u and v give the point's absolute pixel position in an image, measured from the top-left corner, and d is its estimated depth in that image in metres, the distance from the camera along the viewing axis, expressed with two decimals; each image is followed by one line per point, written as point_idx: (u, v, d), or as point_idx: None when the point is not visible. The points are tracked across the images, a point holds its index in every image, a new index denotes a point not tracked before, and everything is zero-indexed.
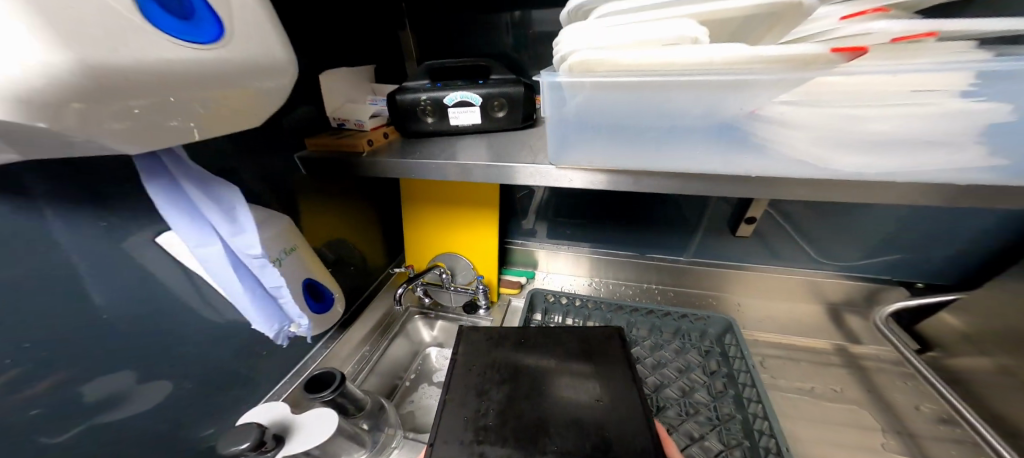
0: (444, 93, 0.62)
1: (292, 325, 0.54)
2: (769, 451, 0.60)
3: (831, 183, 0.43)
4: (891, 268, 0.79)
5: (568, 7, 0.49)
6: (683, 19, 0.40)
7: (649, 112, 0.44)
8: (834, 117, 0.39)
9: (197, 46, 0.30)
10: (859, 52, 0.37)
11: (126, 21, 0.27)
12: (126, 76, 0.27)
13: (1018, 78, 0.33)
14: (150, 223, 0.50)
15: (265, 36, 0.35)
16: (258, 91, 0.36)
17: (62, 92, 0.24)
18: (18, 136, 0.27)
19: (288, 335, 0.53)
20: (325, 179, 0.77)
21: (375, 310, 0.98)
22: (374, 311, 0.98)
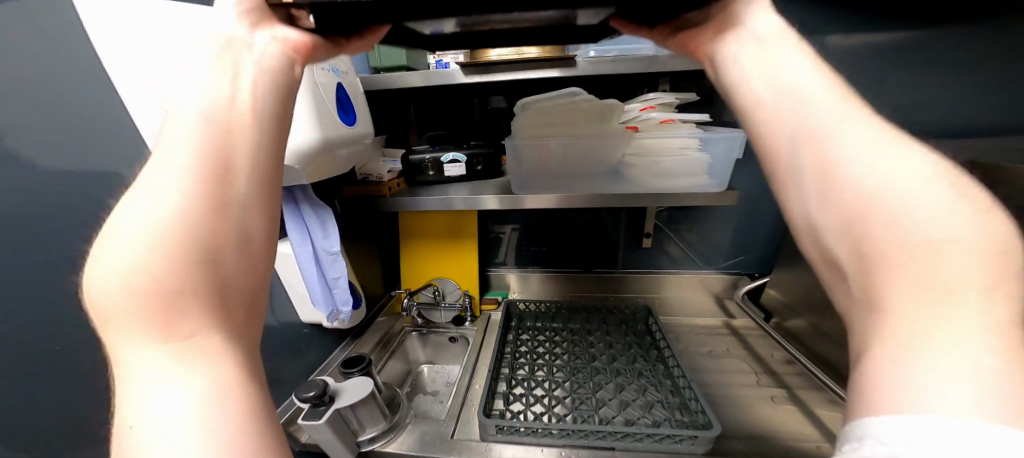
0: (440, 154, 0.96)
1: (337, 311, 0.83)
2: (685, 385, 0.89)
3: (663, 197, 0.75)
4: (743, 265, 1.19)
5: (518, 105, 0.83)
6: (569, 112, 0.74)
7: (564, 160, 0.78)
8: (651, 161, 0.74)
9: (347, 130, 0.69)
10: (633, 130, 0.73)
11: (328, 123, 0.64)
12: (327, 147, 0.64)
13: (714, 142, 0.70)
14: None
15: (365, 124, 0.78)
16: (350, 153, 0.74)
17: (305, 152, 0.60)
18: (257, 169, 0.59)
19: (336, 317, 0.82)
20: (348, 220, 1.08)
21: (375, 332, 1.21)
22: (374, 333, 1.21)
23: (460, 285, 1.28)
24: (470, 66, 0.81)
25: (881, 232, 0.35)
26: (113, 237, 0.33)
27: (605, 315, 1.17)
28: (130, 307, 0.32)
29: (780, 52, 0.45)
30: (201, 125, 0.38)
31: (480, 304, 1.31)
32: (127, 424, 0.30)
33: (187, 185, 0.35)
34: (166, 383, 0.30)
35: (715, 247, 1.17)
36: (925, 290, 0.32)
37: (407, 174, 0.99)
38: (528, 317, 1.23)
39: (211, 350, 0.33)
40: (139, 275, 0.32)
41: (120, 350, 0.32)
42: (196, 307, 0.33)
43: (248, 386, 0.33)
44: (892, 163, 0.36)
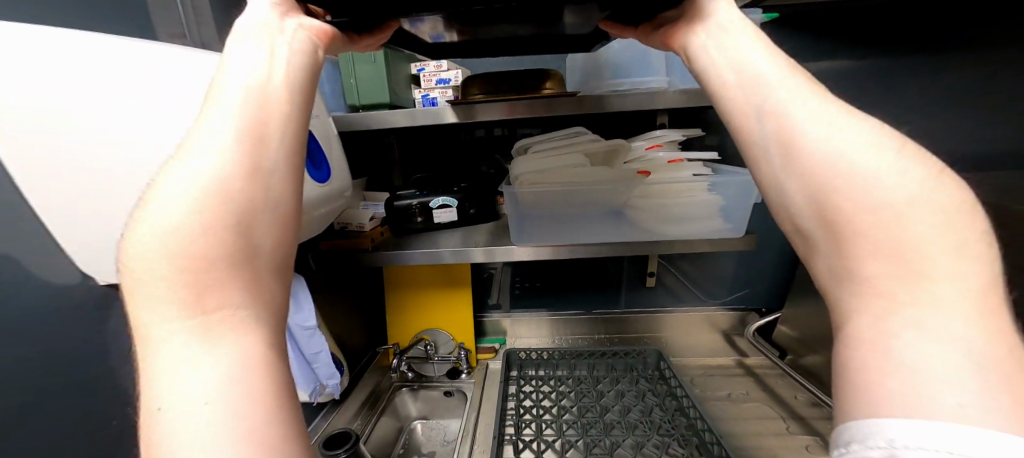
0: (430, 199, 0.88)
1: (321, 386, 0.75)
2: (713, 440, 0.81)
3: (676, 242, 0.71)
4: (747, 300, 1.15)
5: (516, 147, 0.78)
6: (572, 156, 0.70)
7: (567, 208, 0.71)
8: (661, 206, 0.68)
9: (317, 185, 0.62)
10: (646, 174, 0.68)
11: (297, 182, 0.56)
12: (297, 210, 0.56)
13: (728, 186, 0.67)
14: None
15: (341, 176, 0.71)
16: (325, 211, 0.66)
17: None
18: None
19: (318, 393, 0.74)
20: (322, 276, 0.97)
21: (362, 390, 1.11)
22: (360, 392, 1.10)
23: (454, 337, 1.19)
24: (461, 104, 0.75)
25: (850, 200, 0.36)
26: (154, 208, 0.35)
27: (613, 360, 1.09)
28: (173, 276, 0.33)
29: (738, 38, 0.47)
30: (240, 99, 0.39)
31: (476, 354, 1.21)
32: (156, 396, 0.31)
33: (229, 153, 0.37)
34: (202, 350, 0.31)
35: (718, 282, 1.13)
36: (902, 268, 0.33)
37: (394, 222, 0.90)
38: (530, 365, 1.12)
39: (239, 327, 0.33)
40: (178, 244, 0.33)
41: (152, 319, 0.32)
42: (233, 278, 0.34)
43: (271, 364, 0.34)
44: (846, 132, 0.38)
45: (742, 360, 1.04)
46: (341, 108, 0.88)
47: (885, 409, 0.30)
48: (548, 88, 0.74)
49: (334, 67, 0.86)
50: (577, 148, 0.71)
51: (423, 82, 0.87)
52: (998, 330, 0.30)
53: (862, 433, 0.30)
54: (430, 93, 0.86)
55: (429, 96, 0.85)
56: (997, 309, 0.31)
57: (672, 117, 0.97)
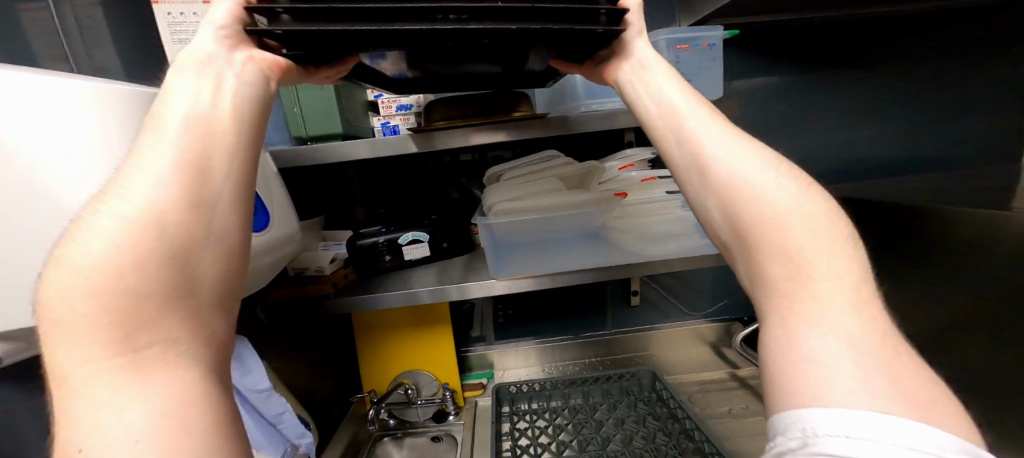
0: (398, 235, 0.81)
1: (293, 446, 0.66)
2: None
3: (663, 262, 0.67)
4: (731, 310, 1.13)
5: (488, 173, 0.73)
6: (546, 180, 0.66)
7: (544, 235, 0.66)
8: (641, 224, 0.65)
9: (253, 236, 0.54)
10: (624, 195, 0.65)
11: None
12: None
13: None
14: None
15: (287, 220, 0.63)
16: (268, 265, 0.59)
17: None
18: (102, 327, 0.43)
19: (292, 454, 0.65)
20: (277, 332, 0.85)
21: (340, 439, 1.00)
22: (339, 442, 1.00)
23: (437, 377, 1.09)
24: (426, 132, 0.70)
25: (753, 214, 0.40)
26: (75, 231, 0.28)
27: (607, 384, 1.03)
28: (92, 314, 0.26)
29: (654, 74, 0.51)
30: (181, 124, 0.33)
31: (462, 392, 1.12)
32: (72, 449, 0.24)
33: (163, 177, 0.30)
34: (132, 396, 0.25)
35: (702, 293, 1.12)
36: (793, 271, 0.37)
37: (358, 262, 0.82)
38: (522, 399, 1.05)
39: (175, 369, 0.27)
40: (97, 278, 0.26)
41: (65, 366, 0.25)
42: (172, 315, 0.28)
43: (212, 408, 0.27)
44: (741, 158, 0.43)
45: (736, 372, 1.02)
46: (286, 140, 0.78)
47: (800, 398, 0.33)
48: (521, 110, 0.69)
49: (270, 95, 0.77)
50: (549, 172, 0.68)
51: (382, 109, 0.81)
52: (869, 323, 0.34)
53: (783, 425, 0.33)
54: (390, 120, 0.81)
55: (390, 124, 0.80)
56: (867, 302, 0.35)
57: (641, 134, 0.96)
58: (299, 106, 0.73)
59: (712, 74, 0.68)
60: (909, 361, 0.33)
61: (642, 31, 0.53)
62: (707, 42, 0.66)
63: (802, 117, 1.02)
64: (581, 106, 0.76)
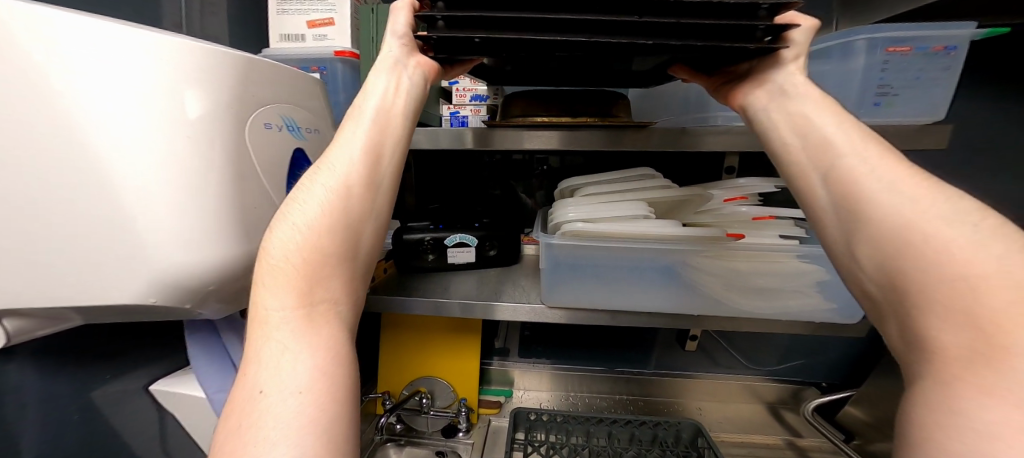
0: (444, 235, 0.72)
1: None
2: None
3: (746, 319, 0.59)
4: (800, 371, 1.02)
5: (562, 186, 0.63)
6: (637, 203, 0.57)
7: (618, 266, 0.57)
8: (735, 272, 0.56)
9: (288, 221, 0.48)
10: (739, 236, 0.56)
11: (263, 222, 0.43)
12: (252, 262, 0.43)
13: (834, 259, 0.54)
14: (111, 378, 0.51)
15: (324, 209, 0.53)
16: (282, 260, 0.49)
17: (205, 281, 0.38)
18: (134, 314, 0.38)
19: None
20: None
21: None
22: None
23: (456, 389, 1.00)
24: (495, 127, 0.63)
25: (930, 267, 0.31)
26: (290, 207, 0.39)
27: (640, 430, 0.93)
28: (298, 274, 0.37)
29: (803, 101, 0.42)
30: (371, 115, 0.43)
31: (478, 409, 1.03)
32: (256, 385, 0.33)
33: (350, 170, 0.40)
34: (300, 348, 0.35)
35: (769, 348, 1.02)
36: (987, 347, 0.28)
37: (400, 257, 0.73)
38: (540, 428, 0.96)
39: (328, 329, 0.37)
40: (302, 245, 0.37)
41: (272, 308, 0.36)
42: (336, 281, 0.38)
43: (342, 366, 0.36)
44: (920, 201, 0.33)
45: (794, 440, 0.91)
46: None
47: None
48: (617, 115, 0.62)
49: (351, 74, 0.64)
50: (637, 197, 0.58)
51: (454, 97, 0.75)
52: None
53: None
54: (460, 111, 0.75)
55: (459, 113, 0.74)
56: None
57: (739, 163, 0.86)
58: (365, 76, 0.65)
59: (935, 88, 0.59)
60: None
61: (801, 58, 0.44)
62: (943, 44, 0.57)
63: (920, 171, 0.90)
64: (711, 117, 0.66)
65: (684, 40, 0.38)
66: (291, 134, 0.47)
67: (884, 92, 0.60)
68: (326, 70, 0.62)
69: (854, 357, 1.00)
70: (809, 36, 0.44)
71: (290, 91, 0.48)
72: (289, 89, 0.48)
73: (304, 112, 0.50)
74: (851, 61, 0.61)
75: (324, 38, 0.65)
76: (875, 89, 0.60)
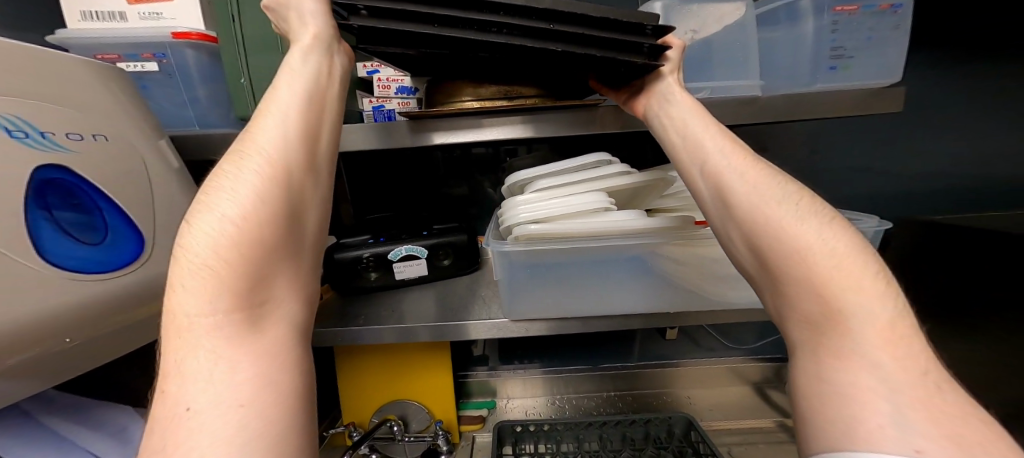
0: (387, 249, 0.63)
1: None
2: None
3: (722, 309, 0.55)
4: (780, 347, 1.01)
5: (507, 181, 0.54)
6: (596, 194, 0.49)
7: (583, 265, 0.51)
8: (709, 259, 0.51)
9: (75, 274, 0.38)
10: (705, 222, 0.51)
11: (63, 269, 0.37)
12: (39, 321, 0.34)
13: None
14: None
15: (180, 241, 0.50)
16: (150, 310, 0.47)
17: None
18: None
19: None
20: None
21: None
22: None
23: (432, 411, 0.91)
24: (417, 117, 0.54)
25: (778, 244, 0.33)
26: (210, 191, 0.31)
27: (631, 429, 0.88)
28: (228, 264, 0.28)
29: (675, 105, 0.45)
30: (301, 88, 0.37)
31: (459, 427, 0.94)
32: (182, 406, 0.25)
33: (287, 144, 0.34)
34: (242, 357, 0.27)
35: (748, 326, 0.99)
36: (826, 311, 0.31)
37: (338, 279, 0.64)
38: (528, 439, 0.88)
39: (274, 328, 0.30)
40: (232, 229, 0.29)
41: (198, 313, 0.28)
42: (280, 271, 0.31)
43: (296, 369, 0.30)
44: (766, 181, 0.36)
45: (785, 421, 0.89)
46: (228, 122, 0.61)
47: (843, 442, 0.27)
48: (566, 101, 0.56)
49: (206, 59, 0.58)
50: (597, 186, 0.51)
51: (376, 89, 0.65)
52: (913, 364, 0.29)
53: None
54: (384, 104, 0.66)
55: (385, 107, 0.64)
56: (919, 354, 0.29)
57: None
58: (247, 78, 0.55)
59: (888, 48, 0.55)
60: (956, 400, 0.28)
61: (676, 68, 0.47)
62: (889, 2, 0.54)
63: (879, 130, 0.88)
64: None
65: (585, 50, 0.40)
66: (21, 140, 0.36)
67: (838, 55, 0.56)
68: (163, 58, 0.55)
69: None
70: (681, 53, 0.47)
71: (32, 87, 0.38)
72: (31, 85, 0.38)
73: (64, 115, 0.41)
74: (800, 25, 0.57)
75: (159, 16, 0.56)
76: (829, 50, 0.55)
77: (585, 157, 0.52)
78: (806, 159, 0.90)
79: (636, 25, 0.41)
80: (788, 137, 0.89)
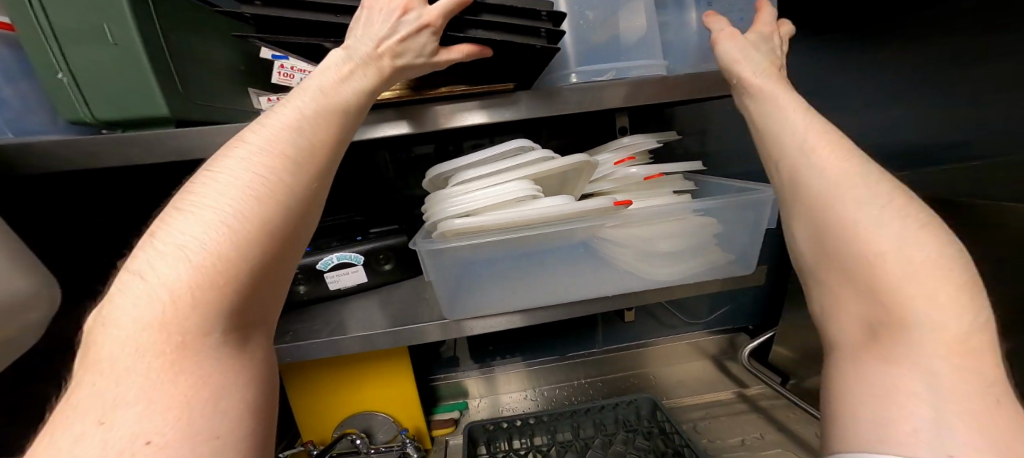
0: (318, 258, 0.59)
1: None
2: None
3: (661, 289, 0.55)
4: (732, 318, 1.04)
5: (428, 176, 0.51)
6: (522, 182, 0.46)
7: (517, 257, 0.50)
8: (641, 239, 0.51)
9: None
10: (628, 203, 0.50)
11: None
12: None
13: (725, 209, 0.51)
14: None
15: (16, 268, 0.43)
16: None
17: None
18: None
19: None
20: None
21: None
22: None
23: (398, 418, 0.86)
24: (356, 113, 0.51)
25: (855, 245, 0.34)
26: (200, 196, 0.28)
27: (602, 415, 0.87)
28: (221, 281, 0.26)
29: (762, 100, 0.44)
30: (321, 106, 0.35)
31: (430, 432, 0.90)
32: (145, 438, 0.22)
33: (307, 169, 0.32)
34: (219, 387, 0.26)
35: (703, 300, 1.02)
36: (888, 311, 0.32)
37: None
38: (500, 436, 0.85)
39: (252, 349, 0.29)
40: (246, 249, 0.27)
41: (180, 331, 0.25)
42: (272, 294, 0.31)
43: (268, 391, 0.30)
44: (837, 162, 0.37)
45: (744, 391, 0.90)
46: (65, 129, 0.53)
47: (870, 433, 0.30)
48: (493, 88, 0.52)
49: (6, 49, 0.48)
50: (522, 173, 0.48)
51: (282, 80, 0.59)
52: (972, 366, 0.29)
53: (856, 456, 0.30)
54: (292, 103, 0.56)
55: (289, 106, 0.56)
56: (981, 358, 0.29)
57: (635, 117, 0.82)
58: (71, 69, 0.45)
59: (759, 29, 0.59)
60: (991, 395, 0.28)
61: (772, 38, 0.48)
62: None
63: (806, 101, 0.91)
64: (571, 75, 0.54)
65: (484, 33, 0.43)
66: None
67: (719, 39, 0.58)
68: None
69: (770, 294, 1.03)
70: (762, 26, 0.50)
71: None
72: None
73: None
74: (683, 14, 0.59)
75: None
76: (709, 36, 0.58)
77: (505, 144, 0.49)
78: (743, 132, 0.92)
79: (530, 11, 0.43)
80: (721, 114, 0.90)
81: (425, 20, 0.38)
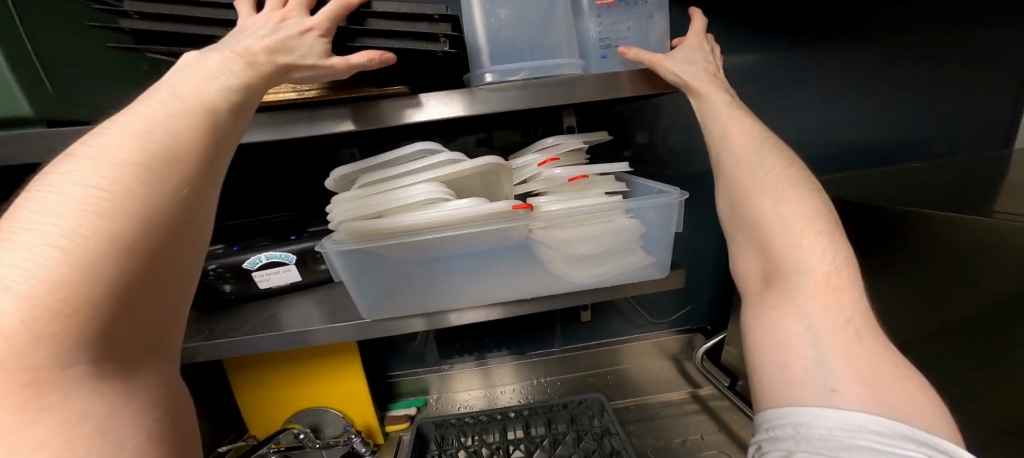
0: (245, 257, 0.59)
1: None
2: None
3: (584, 291, 0.54)
4: (692, 318, 1.04)
5: (333, 179, 0.50)
6: (418, 186, 0.46)
7: (424, 259, 0.49)
8: (554, 241, 0.50)
9: None
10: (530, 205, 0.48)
11: None
12: None
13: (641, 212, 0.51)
14: None
15: None
16: None
17: None
18: None
19: None
20: None
21: None
22: None
23: (347, 414, 0.87)
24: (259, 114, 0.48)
25: (756, 209, 0.37)
26: (22, 217, 0.23)
27: (553, 413, 0.86)
28: (68, 311, 0.21)
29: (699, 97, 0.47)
30: (185, 103, 0.30)
31: (383, 428, 0.91)
32: None
33: (189, 168, 0.28)
34: (102, 424, 0.23)
35: (663, 299, 1.01)
36: (782, 269, 0.34)
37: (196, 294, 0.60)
38: (452, 434, 0.85)
39: (142, 380, 0.25)
40: (115, 263, 0.23)
41: (24, 369, 0.21)
42: (163, 314, 0.27)
43: (171, 417, 0.27)
44: (754, 156, 0.40)
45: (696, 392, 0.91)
46: None
47: (781, 390, 0.31)
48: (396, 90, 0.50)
49: None
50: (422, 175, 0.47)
51: None
52: (841, 315, 0.30)
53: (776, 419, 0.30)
54: None
55: None
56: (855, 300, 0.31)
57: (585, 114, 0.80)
58: None
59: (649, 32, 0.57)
60: (875, 348, 0.29)
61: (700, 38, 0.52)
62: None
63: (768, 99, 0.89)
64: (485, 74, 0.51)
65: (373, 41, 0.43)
66: None
67: (607, 46, 0.56)
68: None
69: (727, 294, 1.03)
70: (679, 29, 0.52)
71: None
72: None
73: None
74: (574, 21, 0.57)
75: None
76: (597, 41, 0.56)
77: (408, 147, 0.48)
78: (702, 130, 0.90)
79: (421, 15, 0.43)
80: (679, 110, 0.88)
81: (308, 24, 0.38)
